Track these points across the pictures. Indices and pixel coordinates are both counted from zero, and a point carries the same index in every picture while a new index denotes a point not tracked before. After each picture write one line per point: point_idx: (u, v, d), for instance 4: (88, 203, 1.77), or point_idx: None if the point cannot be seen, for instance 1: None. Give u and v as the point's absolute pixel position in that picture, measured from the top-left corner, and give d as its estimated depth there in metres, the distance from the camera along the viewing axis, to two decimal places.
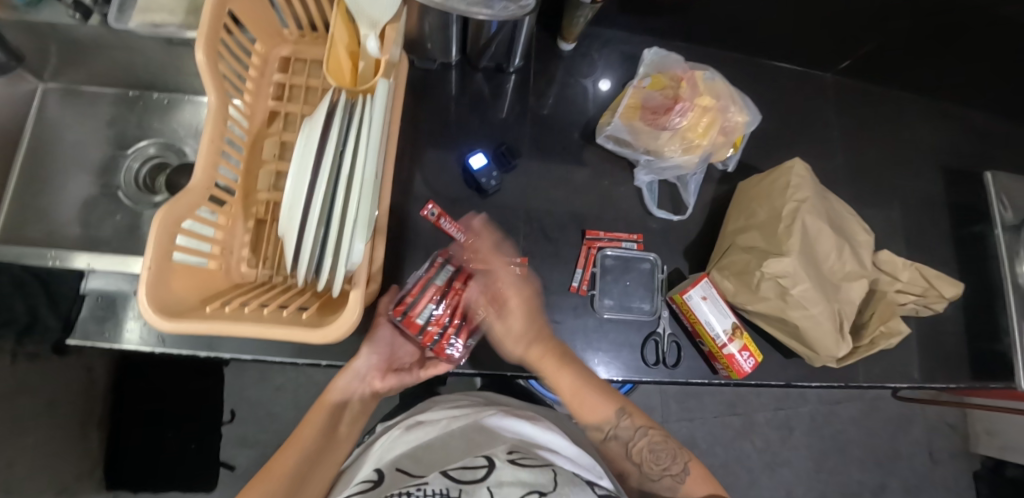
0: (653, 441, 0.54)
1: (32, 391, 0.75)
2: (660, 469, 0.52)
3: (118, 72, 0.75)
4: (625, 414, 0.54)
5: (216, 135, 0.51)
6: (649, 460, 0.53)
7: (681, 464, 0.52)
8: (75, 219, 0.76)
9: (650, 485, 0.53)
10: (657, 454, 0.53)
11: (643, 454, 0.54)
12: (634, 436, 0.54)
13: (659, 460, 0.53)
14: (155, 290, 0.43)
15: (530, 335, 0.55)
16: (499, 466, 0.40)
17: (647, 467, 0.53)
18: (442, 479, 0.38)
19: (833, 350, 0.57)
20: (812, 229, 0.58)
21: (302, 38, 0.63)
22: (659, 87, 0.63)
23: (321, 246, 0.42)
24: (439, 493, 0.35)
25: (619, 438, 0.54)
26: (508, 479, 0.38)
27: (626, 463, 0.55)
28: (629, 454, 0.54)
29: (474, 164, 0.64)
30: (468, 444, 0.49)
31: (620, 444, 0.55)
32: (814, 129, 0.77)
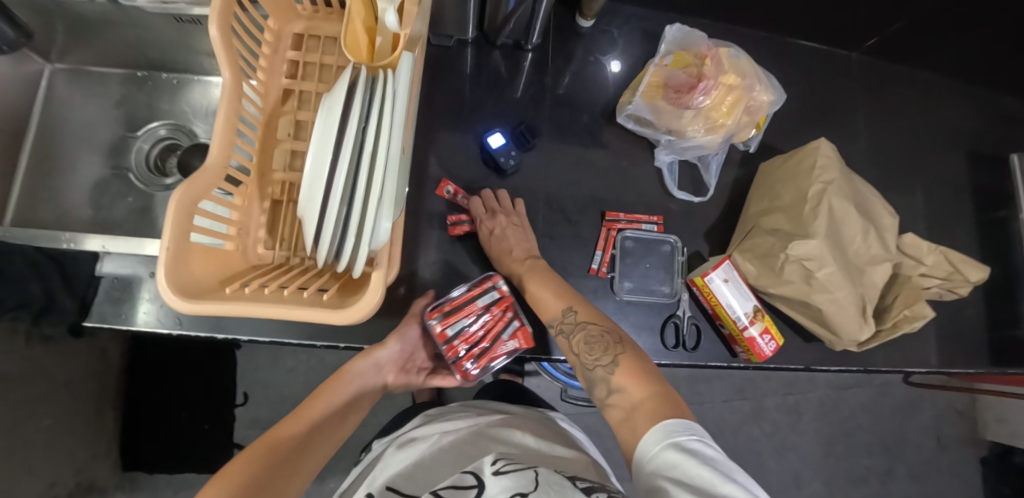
0: (590, 335, 0.51)
1: (47, 373, 0.75)
2: (596, 362, 0.49)
3: (126, 51, 0.74)
4: (579, 324, 0.52)
5: (231, 114, 0.50)
6: (587, 352, 0.50)
7: (612, 357, 0.48)
8: (87, 200, 0.75)
9: (588, 374, 0.50)
10: (592, 344, 0.50)
11: (581, 345, 0.51)
12: (575, 329, 0.52)
13: (595, 352, 0.50)
14: (175, 270, 0.43)
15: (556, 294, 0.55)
16: (485, 482, 0.40)
17: (584, 357, 0.50)
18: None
19: (856, 333, 0.57)
20: (839, 212, 0.56)
21: (315, 13, 0.61)
22: (682, 65, 0.61)
23: (343, 225, 0.41)
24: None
25: (564, 332, 0.53)
26: (493, 492, 0.38)
27: (577, 365, 0.51)
28: (571, 346, 0.52)
29: (491, 144, 0.62)
30: (458, 455, 0.49)
31: (566, 342, 0.52)
32: (837, 109, 0.75)
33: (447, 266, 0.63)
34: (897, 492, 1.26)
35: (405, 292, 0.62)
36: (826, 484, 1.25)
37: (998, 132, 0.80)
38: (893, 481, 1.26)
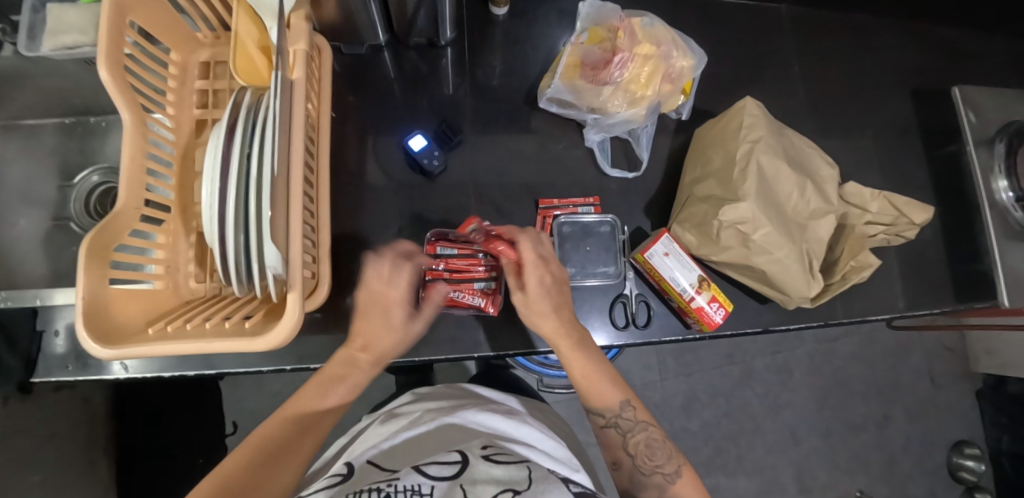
0: (651, 438, 0.50)
1: (35, 429, 0.75)
2: (653, 466, 0.49)
3: (49, 100, 0.73)
4: (630, 407, 0.52)
5: (137, 153, 0.49)
6: (643, 454, 0.50)
7: (675, 466, 0.49)
8: (31, 254, 0.74)
9: (639, 478, 0.49)
10: (653, 450, 0.50)
11: (640, 447, 0.50)
12: (635, 427, 0.51)
13: (654, 456, 0.50)
14: (94, 319, 0.42)
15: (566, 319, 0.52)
16: (474, 463, 0.38)
17: (641, 460, 0.50)
18: (416, 475, 0.36)
19: (804, 290, 0.56)
20: (769, 170, 0.55)
21: (217, 39, 0.61)
22: (597, 40, 0.59)
23: (246, 250, 0.40)
24: (414, 488, 0.34)
25: (617, 427, 0.51)
26: (481, 477, 0.36)
27: (620, 453, 0.51)
28: (626, 444, 0.51)
29: (413, 147, 0.63)
30: (445, 441, 0.48)
31: (618, 433, 0.51)
32: (771, 64, 0.74)
33: None
34: (896, 436, 1.26)
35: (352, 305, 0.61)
36: (825, 437, 1.25)
37: (941, 65, 0.78)
38: (892, 425, 1.26)
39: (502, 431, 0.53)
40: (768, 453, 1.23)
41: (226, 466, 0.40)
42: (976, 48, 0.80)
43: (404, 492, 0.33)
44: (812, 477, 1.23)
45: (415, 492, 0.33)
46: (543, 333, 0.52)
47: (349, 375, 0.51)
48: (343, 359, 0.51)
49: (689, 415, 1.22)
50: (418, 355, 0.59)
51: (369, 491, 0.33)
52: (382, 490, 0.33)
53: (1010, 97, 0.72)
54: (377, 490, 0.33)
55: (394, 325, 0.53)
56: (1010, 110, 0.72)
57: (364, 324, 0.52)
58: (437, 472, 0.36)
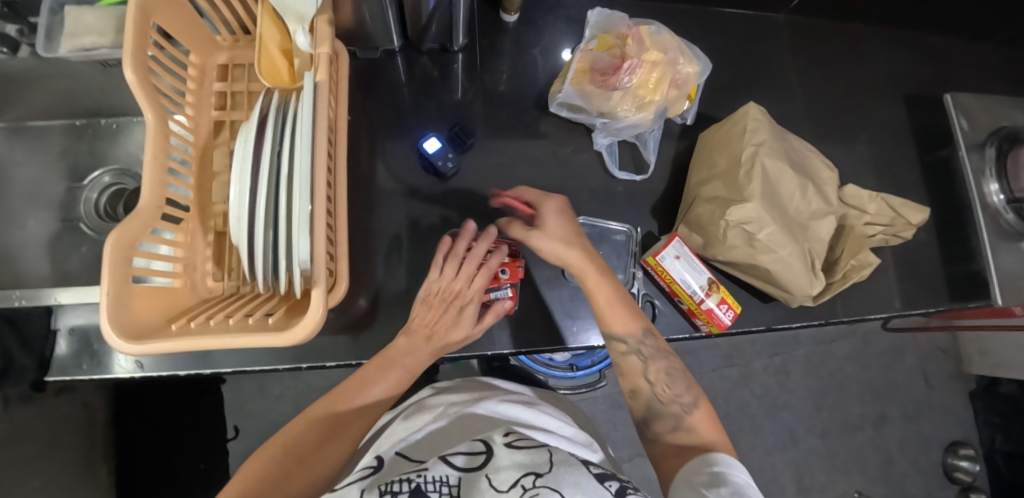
0: (670, 368, 0.52)
1: (36, 432, 0.75)
2: (671, 396, 0.50)
3: (62, 103, 0.74)
4: (650, 335, 0.53)
5: (159, 152, 0.50)
6: (662, 383, 0.51)
7: (693, 397, 0.50)
8: (41, 255, 0.74)
9: (657, 407, 0.50)
10: (671, 380, 0.51)
11: (660, 375, 0.51)
12: (653, 358, 0.52)
13: (672, 386, 0.51)
14: (117, 314, 0.43)
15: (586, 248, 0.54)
16: (497, 451, 0.39)
17: (659, 389, 0.51)
18: (443, 465, 0.37)
19: (807, 288, 0.57)
20: (772, 172, 0.58)
21: (236, 42, 0.62)
22: (606, 47, 0.62)
23: (273, 248, 0.41)
24: (442, 480, 0.35)
25: (639, 353, 0.52)
26: (505, 464, 0.37)
27: (638, 380, 0.52)
28: (645, 372, 0.52)
29: (427, 149, 0.64)
30: (467, 430, 0.49)
31: (638, 358, 0.52)
32: (770, 71, 0.76)
33: (405, 275, 0.64)
34: (892, 436, 1.28)
35: (365, 304, 0.62)
36: (822, 438, 1.26)
37: (932, 73, 0.82)
38: (888, 426, 1.28)
39: (524, 421, 0.54)
40: (767, 453, 1.24)
41: (275, 441, 0.45)
42: (966, 57, 0.83)
43: (433, 483, 0.34)
44: (810, 478, 1.24)
45: (443, 484, 0.35)
46: (568, 261, 0.53)
47: (405, 361, 0.52)
48: (403, 346, 0.53)
49: None
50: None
51: (400, 481, 0.34)
52: (412, 482, 0.34)
53: (1000, 103, 0.75)
54: (406, 481, 0.34)
55: (458, 321, 0.55)
56: (1001, 116, 0.74)
57: (433, 321, 0.55)
58: (460, 462, 0.38)
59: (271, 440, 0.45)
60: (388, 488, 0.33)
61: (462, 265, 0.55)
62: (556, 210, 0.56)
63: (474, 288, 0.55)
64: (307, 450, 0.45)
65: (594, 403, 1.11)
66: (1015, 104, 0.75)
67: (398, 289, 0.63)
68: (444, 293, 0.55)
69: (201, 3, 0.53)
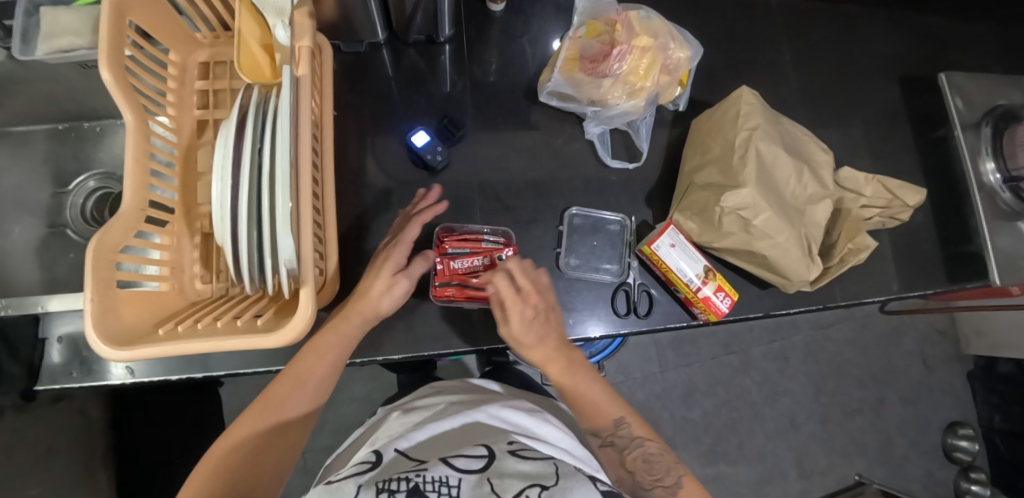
0: (648, 453, 0.54)
1: (32, 441, 0.74)
2: (652, 480, 0.51)
3: (42, 106, 0.72)
4: (625, 423, 0.55)
5: (140, 154, 0.49)
6: (642, 470, 0.53)
7: (674, 477, 0.51)
8: (27, 263, 0.73)
9: (642, 494, 0.52)
10: (652, 463, 0.53)
11: (638, 462, 0.53)
12: (631, 443, 0.54)
13: (652, 470, 0.52)
14: (103, 320, 0.42)
15: (553, 349, 0.55)
16: (500, 457, 0.40)
17: (641, 475, 0.52)
18: (443, 466, 0.37)
19: (805, 274, 0.57)
20: (768, 156, 0.57)
21: (217, 39, 0.61)
22: (595, 34, 0.60)
23: (258, 247, 0.40)
24: (443, 479, 0.35)
25: (616, 445, 0.55)
26: (509, 471, 0.37)
27: (620, 470, 0.54)
28: (624, 460, 0.54)
29: (416, 143, 0.63)
30: (467, 435, 0.49)
31: (615, 450, 0.55)
32: (762, 54, 0.75)
33: None
34: (891, 419, 1.29)
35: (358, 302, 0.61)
36: (822, 422, 1.27)
37: (927, 52, 0.80)
38: (887, 409, 1.29)
39: (524, 427, 0.54)
40: (768, 439, 1.24)
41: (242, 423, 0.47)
42: (960, 35, 0.82)
43: (433, 484, 0.34)
44: (811, 463, 1.25)
45: (443, 484, 0.34)
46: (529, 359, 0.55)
47: (355, 328, 0.52)
48: (348, 316, 0.52)
49: (690, 405, 1.23)
50: (394, 352, 0.59)
51: (399, 480, 0.34)
52: (411, 481, 0.34)
53: (995, 81, 0.74)
54: (405, 480, 0.34)
55: (405, 276, 0.53)
56: (996, 94, 0.74)
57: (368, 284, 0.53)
58: (461, 464, 0.37)
59: (220, 436, 0.47)
60: (386, 486, 0.34)
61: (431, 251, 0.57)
62: (521, 306, 0.53)
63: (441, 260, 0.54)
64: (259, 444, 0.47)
65: None
66: (1011, 82, 0.74)
67: None
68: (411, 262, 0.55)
69: None
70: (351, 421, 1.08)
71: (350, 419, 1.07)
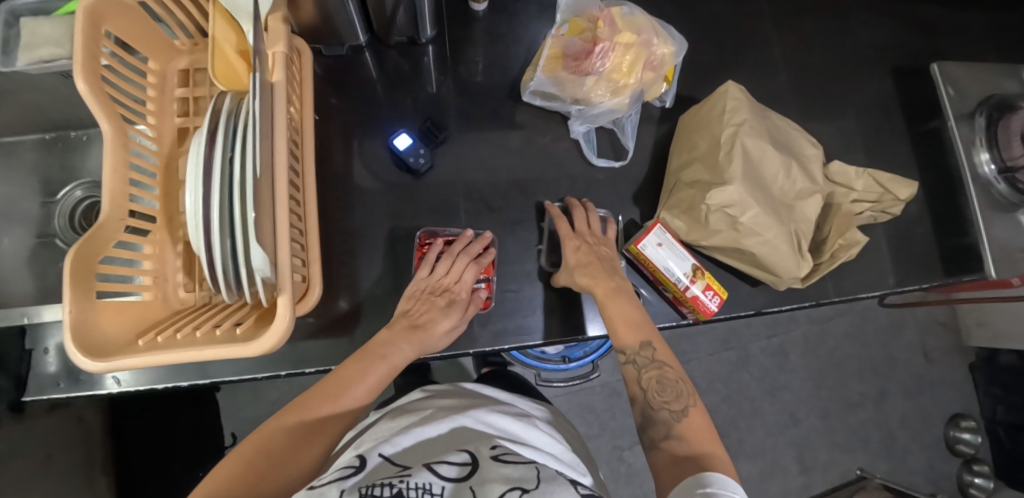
0: (664, 376, 0.49)
1: (29, 449, 0.74)
2: (662, 402, 0.48)
3: (28, 117, 0.72)
4: (649, 345, 0.51)
5: (119, 164, 0.49)
6: (655, 390, 0.49)
7: (683, 404, 0.47)
8: (17, 273, 0.73)
9: (646, 411, 0.48)
10: (665, 386, 0.49)
11: (652, 382, 0.49)
12: (650, 364, 0.50)
13: (663, 393, 0.48)
14: (81, 332, 0.42)
15: (596, 274, 0.56)
16: (484, 463, 0.39)
17: (652, 394, 0.48)
18: (427, 473, 0.36)
19: (795, 270, 0.56)
20: (754, 152, 0.56)
21: (196, 46, 0.60)
22: (578, 31, 0.58)
23: (233, 255, 0.40)
24: (426, 486, 0.34)
25: (635, 363, 0.51)
26: (492, 476, 0.37)
27: (634, 388, 0.50)
28: (639, 378, 0.50)
29: (399, 146, 0.63)
30: (453, 440, 0.49)
31: (634, 367, 0.51)
32: (750, 48, 0.74)
33: (386, 276, 0.63)
34: (893, 412, 1.28)
35: (345, 307, 0.61)
36: (823, 417, 1.26)
37: (920, 41, 0.79)
38: (888, 402, 1.28)
39: (512, 433, 0.54)
40: (768, 435, 1.24)
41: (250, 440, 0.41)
42: (953, 23, 0.80)
43: (417, 490, 0.33)
44: (812, 458, 1.24)
45: (426, 491, 0.34)
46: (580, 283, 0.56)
47: (388, 352, 0.51)
48: (385, 337, 0.54)
49: None
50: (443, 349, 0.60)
51: (381, 486, 0.33)
52: (395, 487, 0.33)
53: (989, 70, 0.73)
54: (388, 486, 0.33)
55: (447, 313, 0.57)
56: (990, 83, 0.72)
57: (418, 313, 0.56)
58: (447, 471, 0.37)
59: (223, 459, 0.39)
60: (368, 492, 0.33)
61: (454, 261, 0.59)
62: (575, 242, 0.59)
63: (464, 282, 0.59)
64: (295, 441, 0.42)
65: (590, 394, 1.11)
66: (1004, 71, 0.73)
67: (380, 292, 0.62)
68: (435, 289, 0.58)
69: (154, 7, 0.52)
70: None
71: None
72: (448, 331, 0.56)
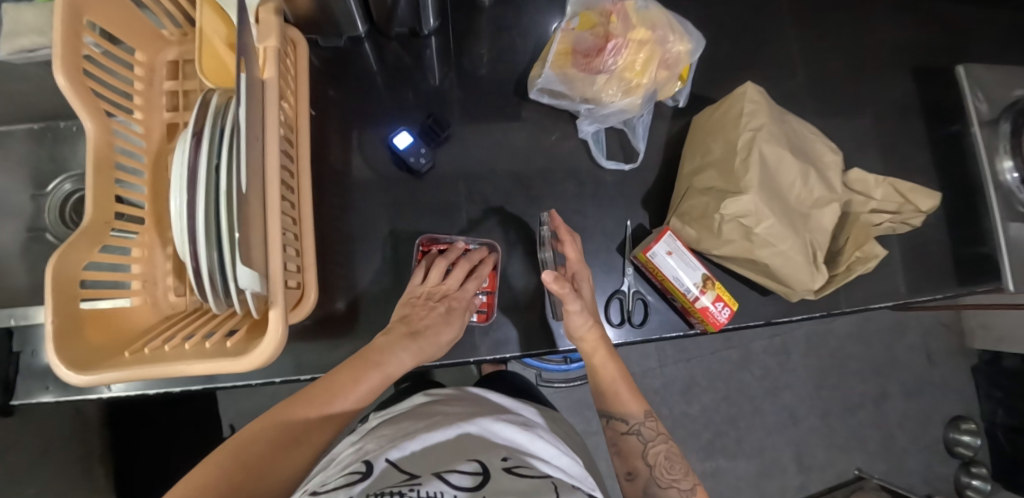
0: (669, 452, 0.52)
1: None
2: (669, 479, 0.49)
3: (14, 107, 0.69)
4: (652, 417, 0.54)
5: (102, 164, 0.47)
6: (662, 467, 0.50)
7: (690, 484, 0.49)
8: (5, 267, 0.71)
9: (652, 489, 0.49)
10: (672, 462, 0.50)
11: (659, 458, 0.51)
12: (657, 438, 0.52)
13: (672, 469, 0.50)
14: (63, 344, 0.40)
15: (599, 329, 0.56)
16: (496, 475, 0.38)
17: (659, 471, 0.50)
18: (438, 482, 0.35)
19: (809, 283, 0.54)
20: (772, 159, 0.53)
21: (185, 36, 0.57)
22: (589, 26, 0.55)
23: (221, 268, 0.38)
24: (437, 496, 0.33)
25: (639, 435, 0.53)
26: (506, 488, 0.36)
27: (637, 462, 0.52)
28: (645, 453, 0.52)
29: (399, 145, 0.60)
30: (460, 448, 0.46)
31: (639, 440, 0.52)
32: (768, 44, 0.71)
33: (384, 280, 0.60)
34: (893, 413, 1.27)
35: (341, 312, 0.59)
36: (823, 417, 1.25)
37: (946, 39, 0.75)
38: (889, 403, 1.27)
39: (518, 443, 0.51)
40: (768, 434, 1.23)
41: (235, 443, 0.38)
42: (981, 20, 0.77)
43: None
44: (811, 457, 1.24)
45: None
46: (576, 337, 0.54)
47: (387, 362, 0.50)
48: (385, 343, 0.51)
49: (689, 400, 1.22)
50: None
51: None
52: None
53: (1017, 72, 0.70)
54: None
55: (448, 321, 0.55)
56: (1016, 86, 0.69)
57: (416, 319, 0.54)
58: (459, 481, 0.35)
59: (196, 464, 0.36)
60: None
61: (453, 269, 0.59)
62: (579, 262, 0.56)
63: (465, 290, 0.58)
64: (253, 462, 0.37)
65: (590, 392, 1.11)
66: None
67: (379, 295, 0.60)
68: (433, 293, 0.57)
69: None
70: None
71: None
72: (449, 340, 0.56)
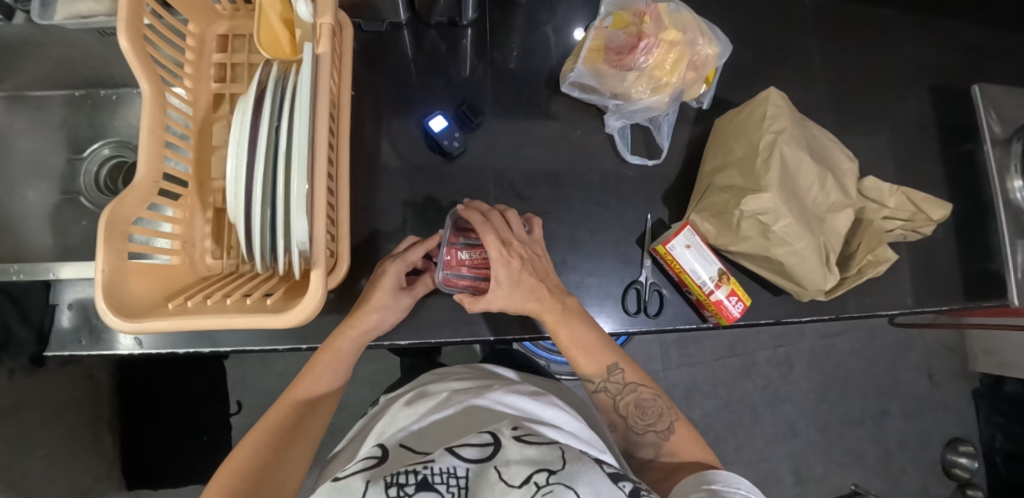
0: (641, 398, 0.53)
1: (37, 403, 0.74)
2: (646, 425, 0.53)
3: (60, 72, 0.71)
4: (617, 371, 0.53)
5: (154, 124, 0.48)
6: (635, 415, 0.53)
7: (666, 422, 0.52)
8: (40, 227, 0.74)
9: (635, 437, 0.53)
10: (644, 409, 0.53)
11: (631, 408, 0.53)
12: (624, 389, 0.54)
13: (645, 415, 0.53)
14: (112, 291, 0.42)
15: (543, 297, 0.53)
16: (506, 444, 0.38)
17: (633, 420, 0.53)
18: (449, 456, 0.36)
19: (821, 283, 0.56)
20: (792, 162, 0.55)
21: (236, 11, 0.59)
22: (622, 24, 0.58)
23: (272, 228, 0.40)
24: (450, 471, 0.34)
25: (607, 391, 0.54)
26: (514, 457, 0.36)
27: (614, 415, 0.54)
28: (617, 406, 0.54)
29: (434, 128, 0.62)
30: (469, 425, 0.49)
31: (608, 396, 0.54)
32: (791, 55, 0.73)
33: None
34: (892, 431, 1.28)
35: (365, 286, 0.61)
36: (822, 430, 1.26)
37: (965, 61, 0.78)
38: (888, 422, 1.28)
39: (530, 413, 0.54)
40: (766, 445, 1.24)
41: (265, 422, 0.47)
42: (999, 45, 0.79)
43: (441, 476, 0.34)
44: (808, 470, 1.25)
45: (450, 475, 0.34)
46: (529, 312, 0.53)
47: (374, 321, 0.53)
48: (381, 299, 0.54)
49: (690, 405, 1.23)
50: (404, 337, 0.60)
51: (406, 474, 0.34)
52: (419, 474, 0.34)
53: None
54: (413, 472, 0.34)
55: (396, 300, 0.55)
56: None
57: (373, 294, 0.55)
58: (470, 454, 0.36)
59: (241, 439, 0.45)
60: (394, 480, 0.33)
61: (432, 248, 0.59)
62: (507, 259, 0.51)
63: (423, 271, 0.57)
64: (262, 467, 0.42)
65: None
66: None
67: None
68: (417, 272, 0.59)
69: None
70: (352, 400, 1.10)
71: (353, 397, 1.10)
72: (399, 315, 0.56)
